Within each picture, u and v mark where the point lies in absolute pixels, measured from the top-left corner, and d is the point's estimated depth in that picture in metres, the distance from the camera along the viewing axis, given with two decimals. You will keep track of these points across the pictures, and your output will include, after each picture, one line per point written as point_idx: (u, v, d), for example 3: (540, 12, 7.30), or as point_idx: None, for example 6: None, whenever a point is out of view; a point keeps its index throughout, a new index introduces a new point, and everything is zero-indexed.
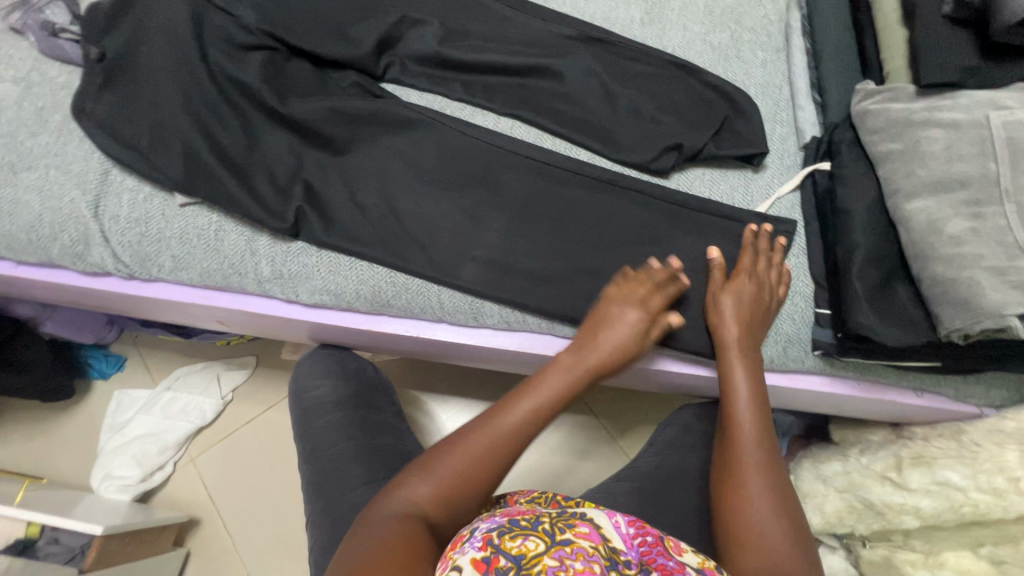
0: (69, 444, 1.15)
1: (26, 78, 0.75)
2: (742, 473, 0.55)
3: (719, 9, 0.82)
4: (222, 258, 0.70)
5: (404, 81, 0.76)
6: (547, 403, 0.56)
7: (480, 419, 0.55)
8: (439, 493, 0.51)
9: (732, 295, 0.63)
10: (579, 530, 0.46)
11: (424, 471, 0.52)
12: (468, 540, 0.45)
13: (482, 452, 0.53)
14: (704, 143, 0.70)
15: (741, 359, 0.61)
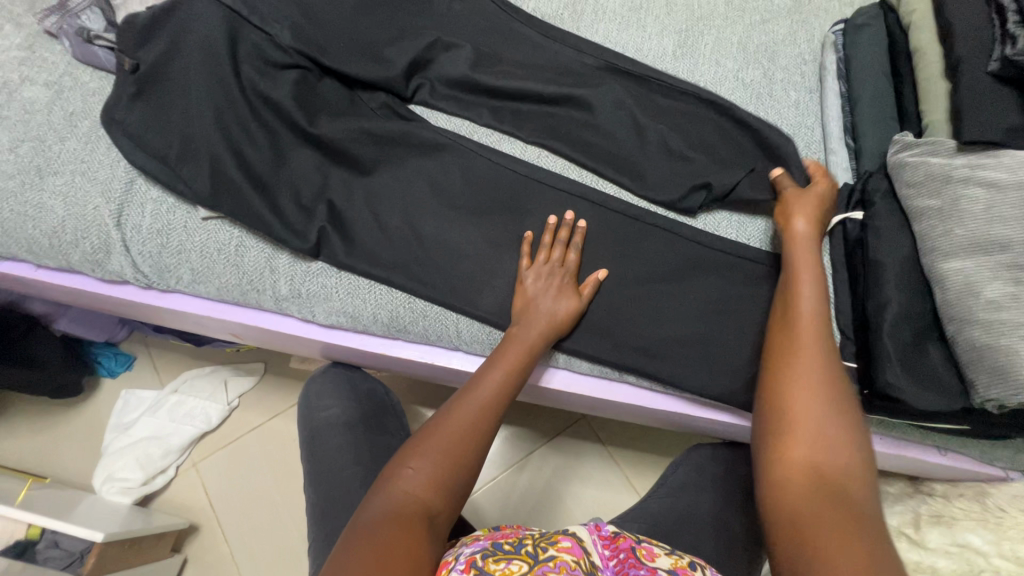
0: (73, 442, 1.15)
1: (58, 82, 0.76)
2: (794, 388, 0.52)
3: (753, 46, 0.82)
4: (241, 274, 0.70)
5: (432, 103, 0.75)
6: (504, 386, 0.60)
7: (455, 410, 0.58)
8: (431, 479, 0.52)
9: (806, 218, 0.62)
10: (561, 545, 0.48)
11: (414, 462, 0.53)
12: (454, 562, 0.47)
13: (459, 439, 0.55)
14: (736, 181, 0.68)
15: (813, 271, 0.59)
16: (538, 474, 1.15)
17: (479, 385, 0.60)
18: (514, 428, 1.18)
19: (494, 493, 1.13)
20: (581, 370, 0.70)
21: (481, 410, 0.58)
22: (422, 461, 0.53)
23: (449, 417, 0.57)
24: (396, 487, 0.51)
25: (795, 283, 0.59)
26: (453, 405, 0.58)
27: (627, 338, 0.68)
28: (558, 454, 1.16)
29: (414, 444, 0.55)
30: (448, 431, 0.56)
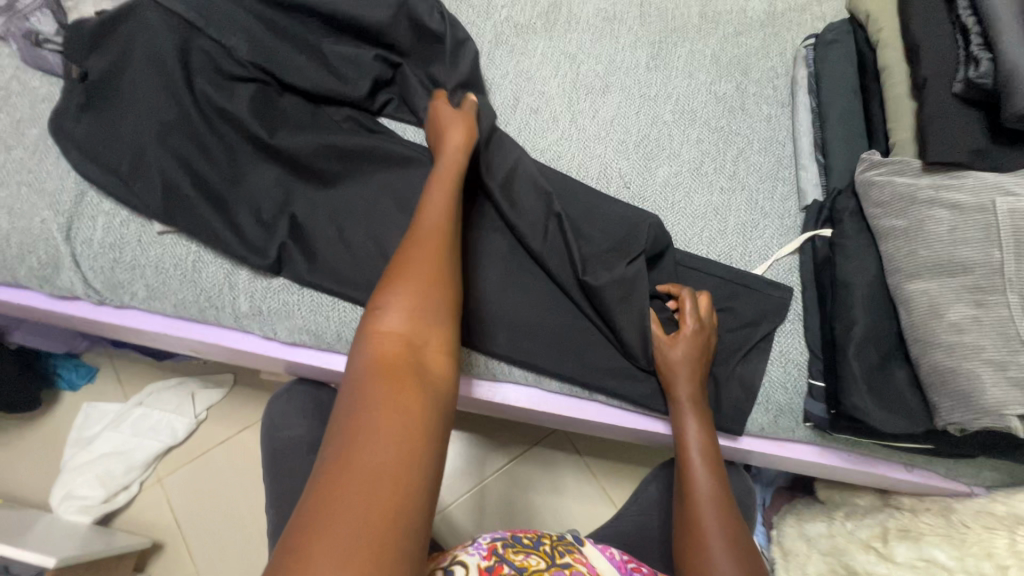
0: (31, 458, 1.10)
1: (4, 88, 0.72)
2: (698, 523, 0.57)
3: (726, 59, 0.81)
4: (199, 290, 0.67)
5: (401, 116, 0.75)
6: (443, 267, 0.50)
7: (396, 305, 0.46)
8: (404, 341, 0.45)
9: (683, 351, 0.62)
10: (576, 556, 0.53)
11: (370, 336, 0.45)
12: (474, 545, 0.52)
13: (411, 338, 0.45)
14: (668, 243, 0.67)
15: (695, 411, 0.62)
16: (515, 485, 1.14)
17: (407, 270, 0.48)
18: (490, 440, 1.17)
19: (470, 505, 1.12)
20: (551, 389, 0.69)
21: (425, 297, 0.47)
22: (380, 371, 0.42)
23: (390, 315, 0.46)
24: (359, 405, 0.40)
25: (684, 414, 0.62)
26: (385, 301, 0.47)
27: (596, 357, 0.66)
28: (534, 465, 1.15)
29: (357, 361, 0.44)
30: (394, 332, 0.45)
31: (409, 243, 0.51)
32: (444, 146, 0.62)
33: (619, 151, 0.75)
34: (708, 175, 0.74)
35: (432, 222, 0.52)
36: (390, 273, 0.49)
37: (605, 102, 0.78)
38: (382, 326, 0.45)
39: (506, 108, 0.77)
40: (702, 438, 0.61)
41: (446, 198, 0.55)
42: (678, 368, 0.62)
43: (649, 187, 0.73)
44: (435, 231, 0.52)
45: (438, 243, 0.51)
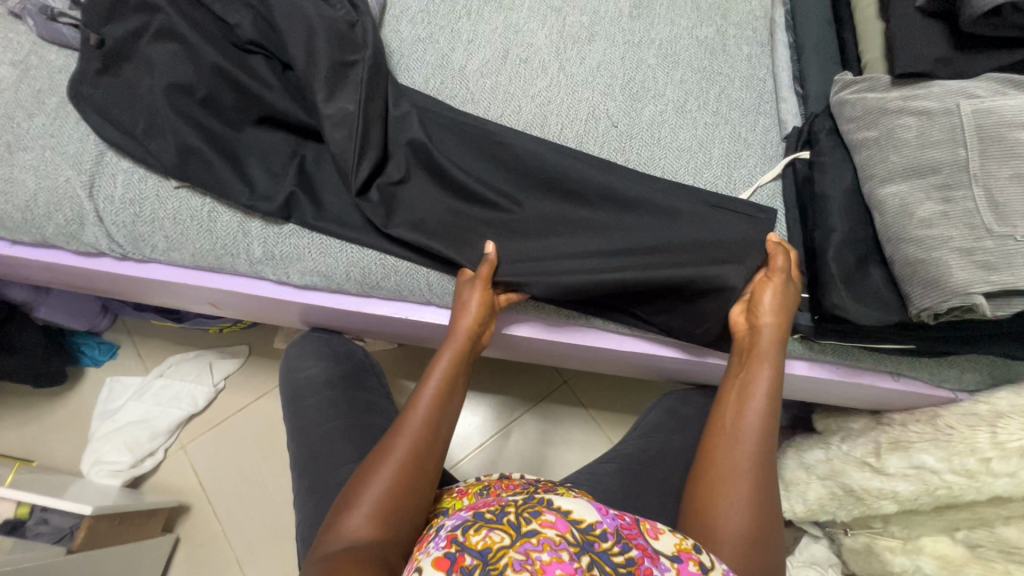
0: (60, 430, 1.16)
1: (24, 61, 0.77)
2: (723, 474, 0.55)
3: (706, 5, 0.85)
4: (216, 240, 0.71)
5: (406, 67, 0.80)
6: (420, 460, 0.55)
7: (365, 508, 0.51)
8: (378, 516, 0.51)
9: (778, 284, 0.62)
10: (544, 518, 0.44)
11: (352, 505, 0.52)
12: (437, 540, 0.45)
13: (376, 538, 0.50)
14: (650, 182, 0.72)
15: (771, 354, 0.60)
16: (523, 439, 1.18)
17: (377, 482, 0.53)
18: (495, 397, 1.21)
19: (480, 461, 1.16)
20: (550, 317, 0.73)
21: (400, 498, 0.53)
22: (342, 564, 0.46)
23: (358, 518, 0.51)
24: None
25: (760, 356, 0.60)
26: (356, 504, 0.52)
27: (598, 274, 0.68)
28: (542, 419, 1.19)
29: (316, 562, 0.49)
30: (359, 536, 0.50)
31: (387, 451, 0.55)
32: (455, 319, 0.65)
33: (606, 94, 0.79)
34: (692, 112, 0.78)
35: (417, 422, 0.57)
36: (367, 476, 0.54)
37: (591, 50, 0.82)
38: (353, 522, 0.51)
39: (498, 59, 0.81)
40: (768, 389, 0.58)
41: (436, 395, 0.59)
42: (767, 307, 0.62)
43: (636, 126, 0.77)
44: (421, 433, 0.56)
45: (418, 442, 0.56)
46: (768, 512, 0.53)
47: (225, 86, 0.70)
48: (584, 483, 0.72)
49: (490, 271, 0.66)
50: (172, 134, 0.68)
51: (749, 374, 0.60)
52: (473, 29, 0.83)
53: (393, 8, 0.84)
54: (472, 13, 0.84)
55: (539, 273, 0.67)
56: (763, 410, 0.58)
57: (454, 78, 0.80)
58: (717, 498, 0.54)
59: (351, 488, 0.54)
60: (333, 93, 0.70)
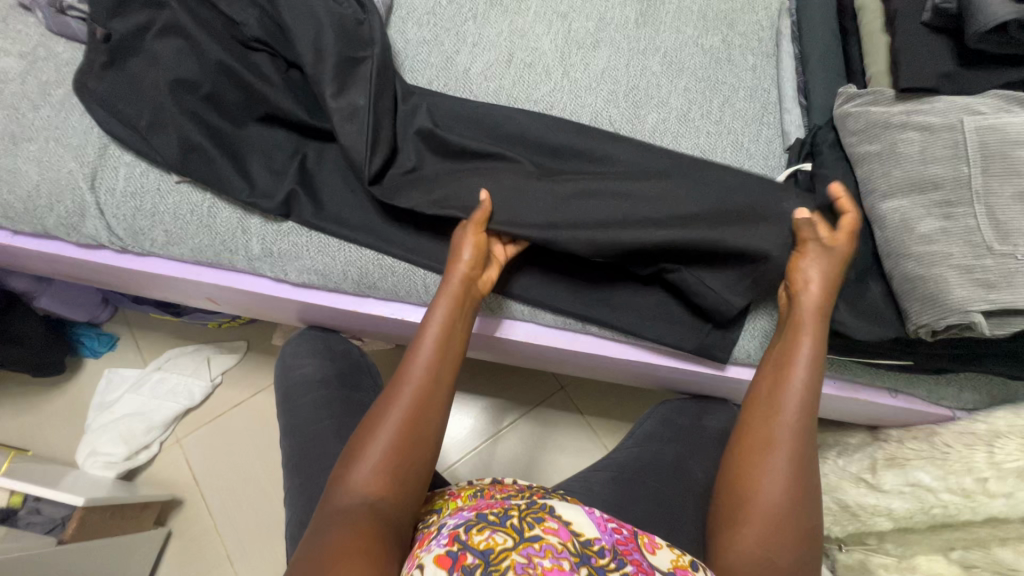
0: (57, 419, 1.16)
1: (31, 53, 0.77)
2: (759, 450, 0.54)
3: (712, 14, 0.86)
4: (215, 235, 0.71)
5: (412, 67, 0.80)
6: (423, 412, 0.55)
7: (369, 463, 0.52)
8: (384, 473, 0.52)
9: (822, 255, 0.59)
10: (547, 525, 0.45)
11: (356, 461, 0.53)
12: (437, 539, 0.46)
13: (381, 492, 0.51)
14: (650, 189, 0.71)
15: (817, 325, 0.57)
16: (518, 443, 1.18)
17: (381, 437, 0.53)
18: (490, 401, 1.21)
19: (474, 464, 1.16)
20: (546, 322, 0.72)
21: (405, 452, 0.53)
22: (351, 525, 0.47)
23: (364, 473, 0.52)
24: (328, 544, 0.46)
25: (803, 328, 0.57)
26: (361, 459, 0.52)
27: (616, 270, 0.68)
28: (537, 424, 1.19)
29: (325, 520, 0.49)
30: (367, 492, 0.51)
31: (390, 406, 0.55)
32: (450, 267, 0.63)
33: (609, 100, 0.79)
34: (695, 120, 0.77)
35: (417, 373, 0.56)
36: (369, 431, 0.54)
37: (596, 56, 0.82)
38: (358, 477, 0.52)
39: (502, 63, 0.81)
40: (812, 363, 0.56)
41: (434, 344, 0.59)
42: (814, 279, 0.58)
43: (638, 133, 0.76)
44: (421, 385, 0.56)
45: (421, 394, 0.56)
46: (809, 480, 0.52)
47: (230, 83, 0.70)
48: (576, 490, 0.72)
49: (484, 217, 0.65)
50: (175, 130, 0.68)
51: (789, 346, 0.58)
52: (478, 32, 0.83)
53: (399, 9, 0.84)
54: (478, 17, 0.84)
55: None
56: (806, 384, 0.55)
57: (458, 81, 0.80)
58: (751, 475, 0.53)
59: (354, 443, 0.54)
60: (343, 88, 0.69)
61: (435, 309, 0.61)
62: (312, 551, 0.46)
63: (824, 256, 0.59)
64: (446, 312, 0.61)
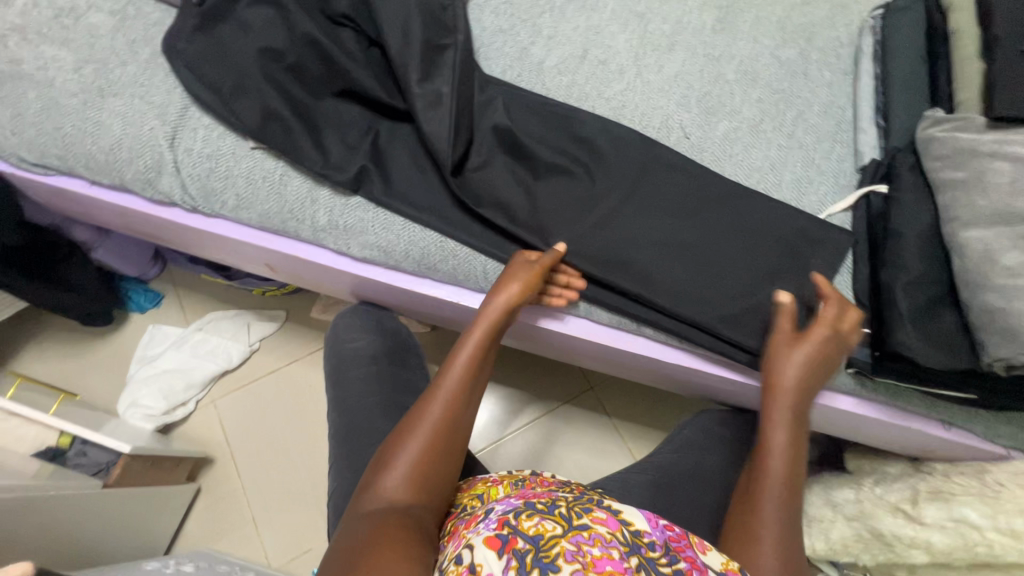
0: (100, 369, 1.20)
1: (122, 11, 0.80)
2: (751, 526, 0.52)
3: (791, 27, 0.85)
4: (284, 203, 0.73)
5: (487, 56, 0.81)
6: (453, 421, 0.56)
7: (402, 470, 0.52)
8: (413, 481, 0.52)
9: (801, 349, 0.60)
10: (596, 515, 0.45)
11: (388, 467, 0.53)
12: (487, 522, 0.46)
13: (412, 495, 0.52)
14: (720, 195, 0.71)
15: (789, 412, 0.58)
16: (542, 438, 1.18)
17: (415, 443, 0.54)
18: (518, 394, 1.22)
19: (498, 454, 1.17)
20: (601, 320, 0.72)
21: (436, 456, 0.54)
22: (387, 521, 0.48)
23: (394, 480, 0.52)
24: (362, 539, 0.47)
25: (777, 417, 0.58)
26: (392, 466, 0.53)
27: (672, 287, 0.68)
28: (562, 422, 1.20)
29: (357, 518, 0.50)
30: (397, 498, 0.51)
31: (422, 415, 0.56)
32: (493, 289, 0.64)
33: (681, 104, 0.78)
34: (766, 132, 0.77)
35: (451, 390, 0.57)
36: (403, 436, 0.55)
37: (670, 59, 0.82)
38: (392, 479, 0.52)
39: (576, 58, 0.81)
40: (789, 449, 0.57)
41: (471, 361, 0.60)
42: (781, 371, 0.60)
43: (708, 140, 0.76)
44: (454, 399, 0.57)
45: (452, 410, 0.56)
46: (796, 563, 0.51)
47: (314, 56, 0.71)
48: (613, 489, 0.72)
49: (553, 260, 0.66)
50: (258, 97, 0.70)
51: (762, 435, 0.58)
52: (554, 25, 0.83)
53: None
54: (554, 10, 0.85)
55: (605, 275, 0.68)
56: (786, 465, 0.56)
57: (531, 72, 0.80)
58: (741, 546, 0.52)
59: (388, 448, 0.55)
60: (427, 75, 0.70)
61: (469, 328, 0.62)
62: (347, 547, 0.46)
63: (794, 347, 0.60)
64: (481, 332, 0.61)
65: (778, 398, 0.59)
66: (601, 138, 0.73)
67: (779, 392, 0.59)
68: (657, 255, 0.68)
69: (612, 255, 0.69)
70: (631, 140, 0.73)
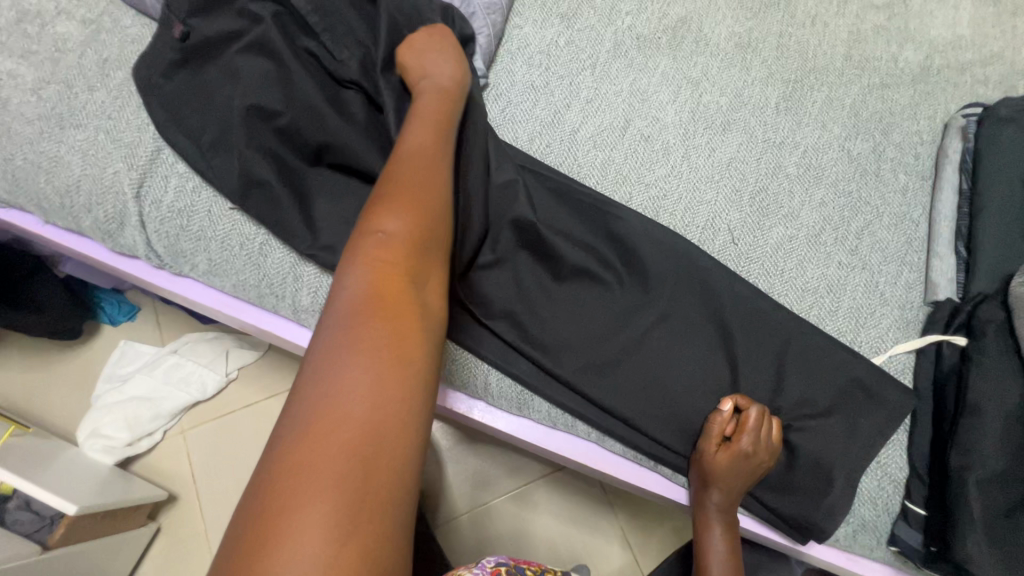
0: (63, 385, 1.11)
1: (96, 22, 0.69)
2: None
3: (866, 114, 0.73)
4: (264, 278, 0.63)
5: (514, 118, 0.70)
6: (427, 219, 0.49)
7: (370, 247, 0.45)
8: (384, 278, 0.44)
9: (726, 462, 0.56)
10: None
11: (339, 288, 0.43)
12: None
13: (401, 270, 0.45)
14: (766, 323, 0.61)
15: (723, 517, 0.58)
16: (529, 507, 1.11)
17: (374, 243, 0.46)
18: (509, 455, 1.14)
19: (481, 520, 1.10)
20: (612, 450, 0.62)
21: (416, 284, 0.46)
22: (378, 315, 0.41)
23: (359, 279, 0.43)
24: (330, 392, 0.37)
25: (707, 521, 0.59)
26: (350, 270, 0.44)
27: (694, 427, 0.60)
28: (553, 491, 1.12)
29: (316, 362, 0.39)
30: (365, 288, 0.43)
31: (374, 224, 0.47)
32: (424, 108, 0.57)
33: (732, 200, 0.68)
34: (826, 245, 0.66)
35: (410, 193, 0.49)
36: (381, 213, 0.47)
37: (724, 140, 0.71)
38: (375, 248, 0.45)
39: (616, 129, 0.70)
40: (724, 556, 0.58)
41: (424, 153, 0.52)
42: (716, 485, 0.57)
43: (758, 248, 0.66)
44: (414, 209, 0.48)
45: (413, 224, 0.47)
46: None
47: (311, 111, 0.61)
48: None
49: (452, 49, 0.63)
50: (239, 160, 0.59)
51: (700, 539, 0.60)
52: (595, 86, 0.72)
53: (510, 42, 0.74)
54: (597, 68, 0.73)
55: (633, 408, 0.60)
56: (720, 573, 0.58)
57: (563, 143, 0.69)
58: None
59: (365, 232, 0.46)
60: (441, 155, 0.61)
61: (410, 125, 0.55)
62: (302, 418, 0.37)
63: (726, 461, 0.56)
64: (430, 104, 0.57)
65: (711, 502, 0.58)
66: (637, 245, 0.63)
67: (705, 492, 0.58)
68: (684, 390, 0.60)
69: (642, 384, 0.60)
70: (670, 249, 0.63)
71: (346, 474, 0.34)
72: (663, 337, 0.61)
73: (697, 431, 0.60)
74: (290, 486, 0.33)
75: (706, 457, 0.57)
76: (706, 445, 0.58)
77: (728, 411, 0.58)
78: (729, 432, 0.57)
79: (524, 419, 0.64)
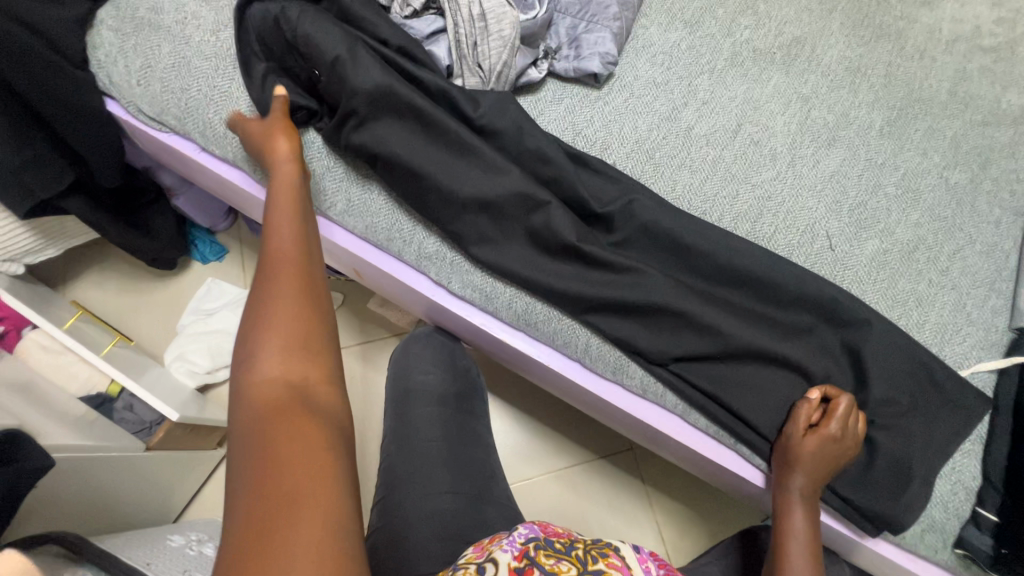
0: (154, 311, 1.19)
1: None
2: None
3: (966, 147, 0.77)
4: (402, 226, 0.70)
5: (635, 109, 0.75)
6: (316, 342, 0.47)
7: (265, 361, 0.44)
8: (288, 367, 0.44)
9: (813, 446, 0.59)
10: (611, 561, 0.50)
11: (255, 351, 0.45)
12: (510, 542, 0.52)
13: (291, 380, 0.44)
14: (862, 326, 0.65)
15: (806, 500, 0.61)
16: (571, 488, 1.15)
17: (268, 356, 0.45)
18: (557, 436, 1.18)
19: (524, 494, 1.14)
20: (694, 425, 0.67)
21: (302, 343, 0.46)
22: (272, 412, 0.41)
23: (264, 364, 0.44)
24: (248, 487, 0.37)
25: (790, 503, 0.61)
26: (257, 356, 0.45)
27: (780, 412, 0.64)
28: (596, 477, 1.15)
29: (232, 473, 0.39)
30: (274, 372, 0.44)
31: (254, 354, 0.45)
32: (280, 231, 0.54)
33: (832, 210, 0.72)
34: (919, 262, 0.70)
35: (281, 324, 0.46)
36: (253, 350, 0.45)
37: (828, 155, 0.75)
38: (256, 384, 0.43)
39: (728, 131, 0.75)
40: (805, 538, 0.60)
41: (293, 287, 0.49)
42: (800, 467, 0.60)
43: (853, 257, 0.70)
44: (288, 334, 0.46)
45: (292, 336, 0.46)
46: None
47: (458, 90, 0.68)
48: None
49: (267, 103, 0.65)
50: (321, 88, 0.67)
51: (783, 521, 0.61)
52: (711, 90, 0.77)
53: (635, 40, 0.80)
54: (714, 73, 0.79)
55: (724, 384, 0.65)
56: (802, 552, 0.59)
57: (677, 137, 0.74)
58: None
59: (242, 371, 0.44)
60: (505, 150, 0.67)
61: (276, 215, 0.56)
62: (237, 516, 0.36)
63: (817, 444, 0.59)
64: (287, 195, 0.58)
65: (796, 484, 0.60)
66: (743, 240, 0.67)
67: (790, 472, 0.61)
68: (772, 375, 0.65)
69: (733, 364, 0.65)
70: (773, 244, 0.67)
71: (307, 522, 0.35)
72: (757, 326, 0.66)
73: (784, 416, 0.64)
74: (254, 573, 0.32)
75: (796, 441, 0.61)
76: (796, 430, 0.61)
77: (816, 398, 0.61)
78: (817, 419, 0.61)
79: (616, 386, 0.69)
